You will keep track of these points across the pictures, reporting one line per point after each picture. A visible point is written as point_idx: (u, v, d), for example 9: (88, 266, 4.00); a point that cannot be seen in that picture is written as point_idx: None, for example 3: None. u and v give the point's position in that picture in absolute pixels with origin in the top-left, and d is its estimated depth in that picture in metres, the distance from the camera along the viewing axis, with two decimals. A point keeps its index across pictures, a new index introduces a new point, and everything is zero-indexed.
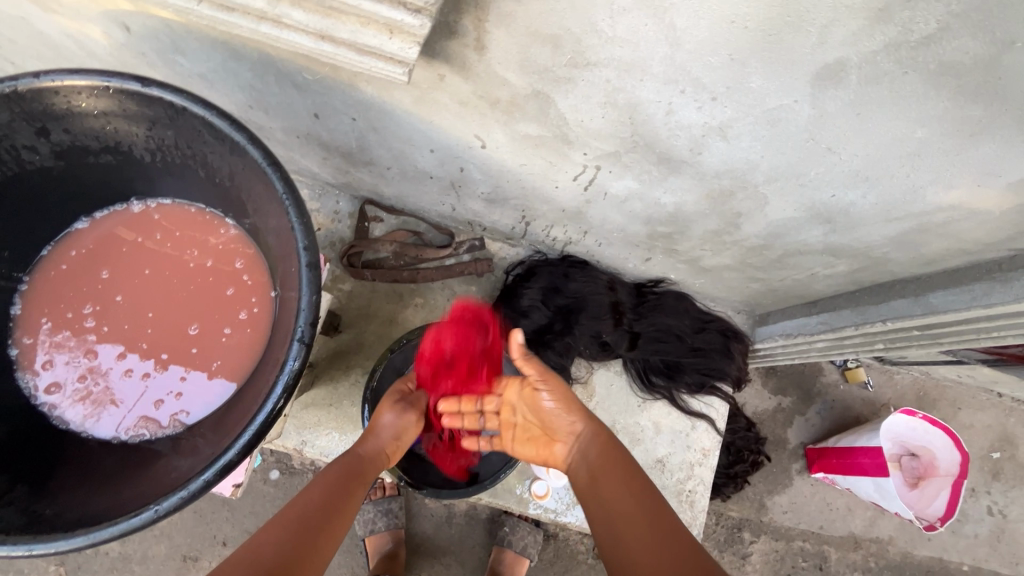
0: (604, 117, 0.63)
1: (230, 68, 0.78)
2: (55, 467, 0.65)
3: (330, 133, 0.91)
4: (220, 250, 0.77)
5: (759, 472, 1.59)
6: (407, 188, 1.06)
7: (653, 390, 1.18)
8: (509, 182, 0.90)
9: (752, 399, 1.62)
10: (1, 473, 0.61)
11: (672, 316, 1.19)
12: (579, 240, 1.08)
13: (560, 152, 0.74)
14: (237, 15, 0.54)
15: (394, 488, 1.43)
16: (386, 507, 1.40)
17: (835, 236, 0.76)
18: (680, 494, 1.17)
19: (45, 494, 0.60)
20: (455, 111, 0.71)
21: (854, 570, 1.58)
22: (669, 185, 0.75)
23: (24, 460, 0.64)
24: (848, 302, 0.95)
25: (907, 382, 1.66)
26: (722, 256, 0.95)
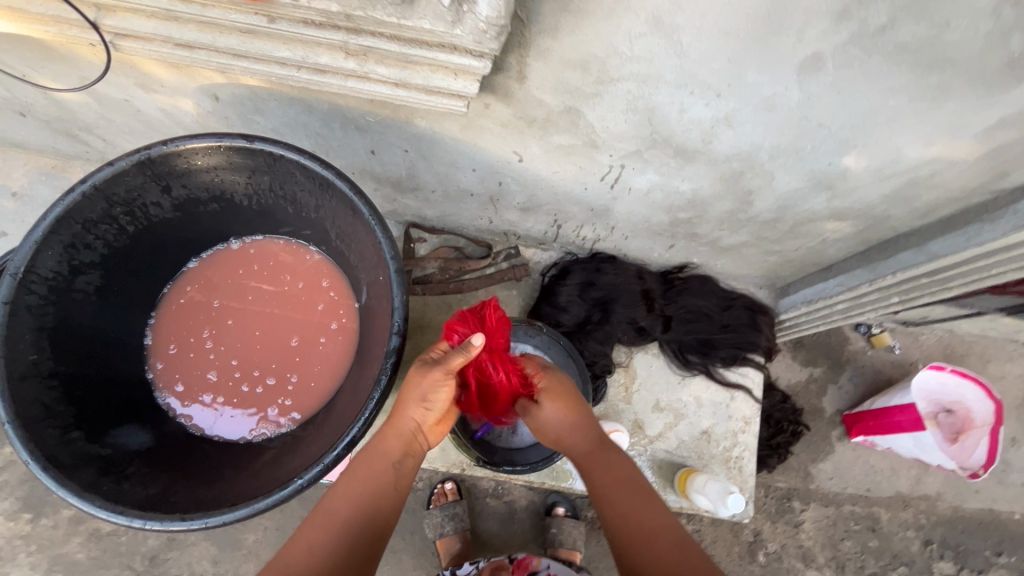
0: (627, 121, 0.75)
1: (301, 120, 0.92)
2: (201, 464, 0.76)
3: (383, 166, 1.04)
4: (308, 272, 0.90)
5: (800, 442, 1.65)
6: (449, 207, 1.19)
7: (690, 367, 1.28)
8: (542, 189, 1.02)
9: (784, 372, 1.70)
10: (163, 470, 0.73)
11: (699, 297, 1.29)
12: (607, 236, 1.19)
13: (589, 156, 0.87)
14: (329, 76, 0.67)
15: (455, 493, 1.50)
16: (452, 511, 1.47)
17: (837, 201, 0.87)
18: (728, 461, 1.25)
19: (201, 483, 0.72)
20: (497, 133, 0.84)
21: (907, 528, 1.63)
22: (687, 174, 0.87)
23: (176, 460, 0.76)
24: (860, 262, 1.05)
25: (932, 341, 1.73)
26: (739, 233, 1.06)
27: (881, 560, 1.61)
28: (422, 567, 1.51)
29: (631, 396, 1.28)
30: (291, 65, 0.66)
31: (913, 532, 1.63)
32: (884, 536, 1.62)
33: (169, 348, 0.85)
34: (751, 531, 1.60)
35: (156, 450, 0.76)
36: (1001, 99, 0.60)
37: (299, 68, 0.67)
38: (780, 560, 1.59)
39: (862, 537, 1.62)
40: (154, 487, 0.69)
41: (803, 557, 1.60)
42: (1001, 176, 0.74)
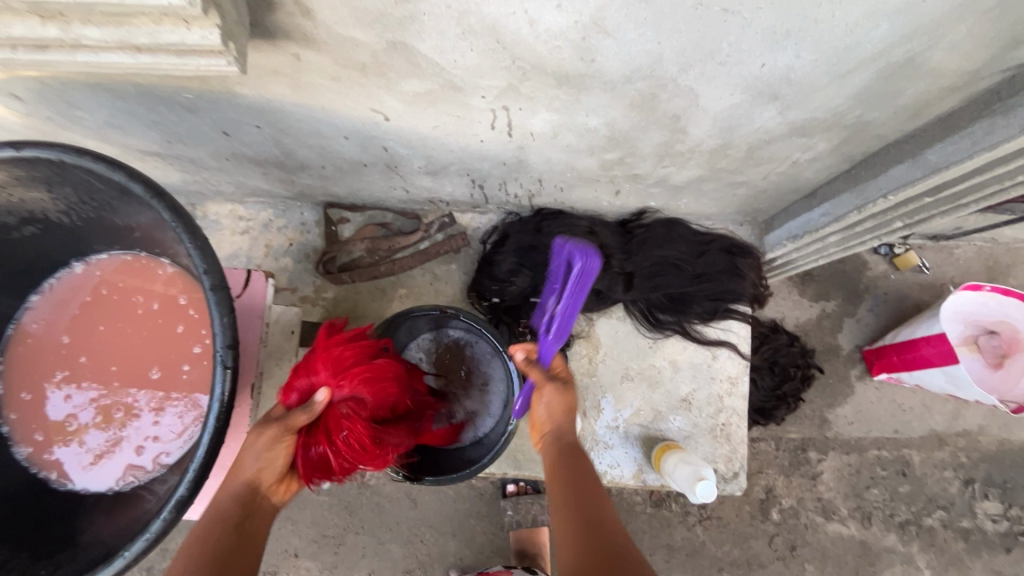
0: (473, 49, 0.55)
1: (123, 109, 0.76)
2: (52, 528, 0.66)
3: (249, 147, 0.88)
4: (161, 290, 0.75)
5: (813, 387, 1.46)
6: (353, 182, 1.02)
7: (662, 327, 1.10)
8: (436, 149, 0.84)
9: (792, 311, 1.48)
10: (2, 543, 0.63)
11: (665, 246, 1.09)
12: (540, 191, 1.00)
13: (459, 102, 0.68)
14: (49, 52, 0.50)
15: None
16: None
17: (793, 112, 0.65)
18: (714, 430, 1.09)
19: (46, 556, 0.63)
20: (335, 89, 0.66)
21: (944, 469, 1.44)
22: (587, 106, 0.66)
23: (20, 527, 0.66)
24: (847, 184, 0.83)
25: (970, 256, 1.47)
26: (689, 168, 0.85)
27: (915, 506, 1.43)
28: (410, 558, 1.44)
29: (596, 367, 1.12)
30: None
31: (951, 472, 1.44)
32: (917, 480, 1.44)
33: (22, 394, 0.76)
34: (763, 488, 1.44)
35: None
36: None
37: (11, 46, 0.50)
38: (796, 516, 1.44)
39: (891, 483, 1.44)
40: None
41: (823, 511, 1.44)
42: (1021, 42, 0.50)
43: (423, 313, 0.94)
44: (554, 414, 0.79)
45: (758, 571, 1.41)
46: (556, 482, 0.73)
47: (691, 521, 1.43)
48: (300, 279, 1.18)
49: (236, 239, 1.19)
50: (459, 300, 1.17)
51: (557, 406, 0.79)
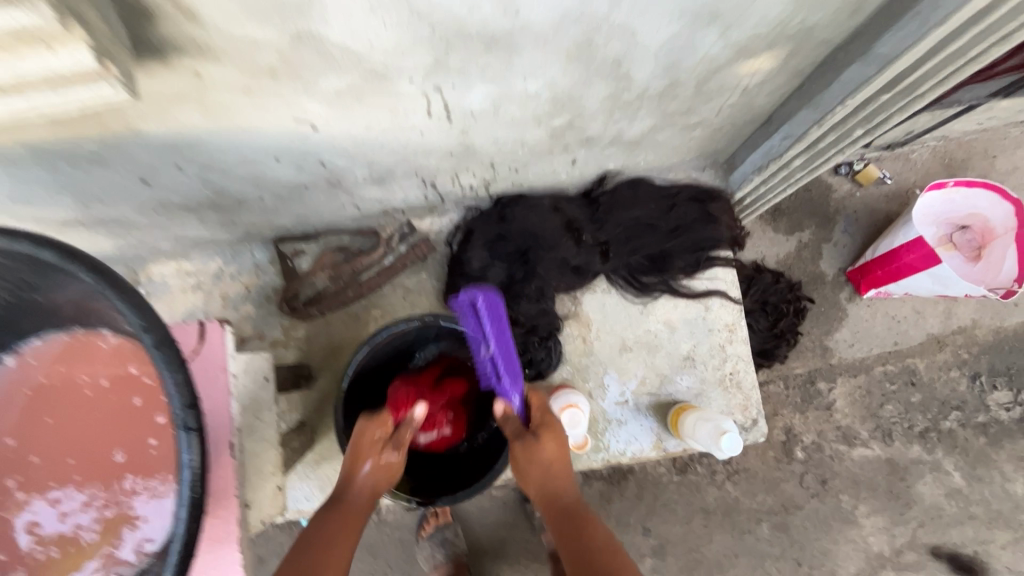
0: (387, 26, 0.50)
1: (22, 177, 0.69)
2: None
3: (175, 192, 0.81)
4: (107, 362, 0.67)
5: (807, 318, 1.45)
6: (298, 209, 0.96)
7: (649, 291, 1.07)
8: (376, 152, 0.78)
9: (771, 248, 1.47)
10: None
11: (634, 207, 1.05)
12: (496, 177, 0.96)
13: (388, 92, 0.62)
14: None
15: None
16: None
17: (735, 32, 0.62)
18: (724, 380, 1.06)
19: None
20: (249, 103, 0.60)
21: (949, 370, 1.44)
22: (523, 69, 0.62)
23: None
24: (801, 101, 0.81)
25: (926, 157, 1.49)
26: (641, 118, 0.81)
27: (930, 412, 1.43)
28: None
29: (592, 345, 1.08)
30: None
31: (956, 371, 1.44)
32: (927, 386, 1.44)
33: None
34: (782, 429, 1.42)
35: None
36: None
37: None
38: (820, 450, 1.42)
39: (903, 395, 1.44)
40: None
41: (844, 438, 1.42)
42: None
43: (398, 327, 0.88)
44: (547, 467, 0.80)
45: (797, 514, 1.38)
46: (569, 544, 0.73)
47: (720, 480, 1.40)
48: (265, 323, 1.10)
49: (189, 296, 1.11)
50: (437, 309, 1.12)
51: (542, 452, 0.80)
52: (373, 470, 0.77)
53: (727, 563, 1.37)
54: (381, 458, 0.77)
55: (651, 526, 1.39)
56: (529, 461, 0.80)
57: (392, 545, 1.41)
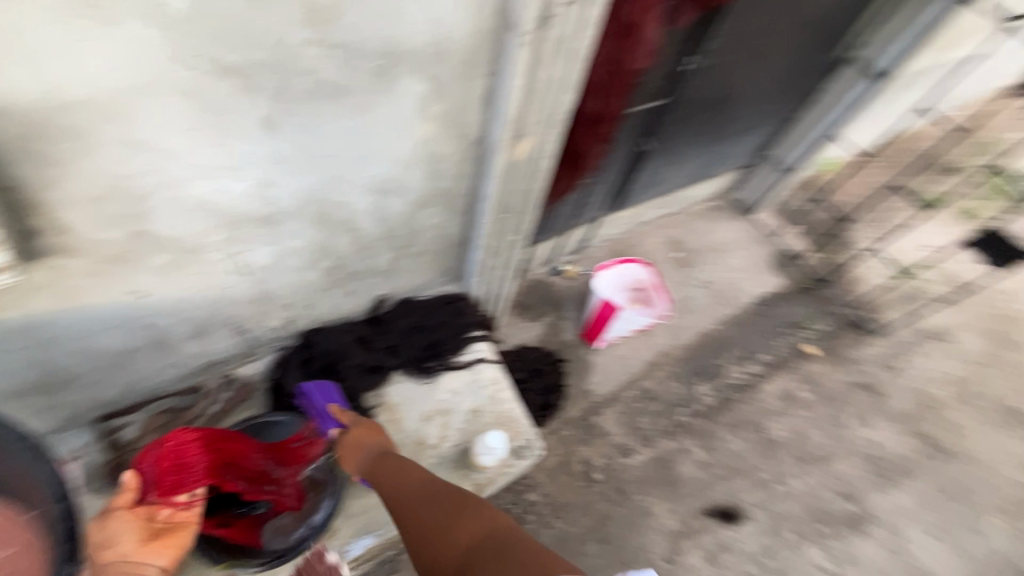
0: (193, 220, 0.89)
1: None
2: None
3: (8, 378, 0.98)
4: None
5: (568, 374, 1.97)
6: (124, 377, 1.16)
7: (432, 371, 1.46)
8: (193, 309, 1.09)
9: (528, 332, 2.02)
10: None
11: (406, 316, 1.48)
12: (293, 315, 1.31)
13: (199, 261, 0.98)
14: None
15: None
16: None
17: (407, 195, 1.14)
18: (502, 417, 1.45)
19: None
20: (93, 284, 0.89)
21: (667, 381, 2.06)
22: (288, 233, 1.04)
23: None
24: (473, 227, 1.38)
25: (602, 253, 2.28)
26: (383, 253, 1.29)
27: (668, 413, 1.99)
28: None
29: (401, 423, 1.39)
30: None
31: (672, 380, 2.06)
32: (659, 397, 2.01)
33: None
34: (579, 461, 1.82)
35: None
36: (405, 90, 0.89)
37: None
38: (610, 467, 1.84)
39: (648, 408, 1.98)
40: None
41: (623, 452, 1.87)
42: (466, 135, 1.07)
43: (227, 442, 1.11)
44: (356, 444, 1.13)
45: (610, 523, 1.73)
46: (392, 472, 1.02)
47: (549, 519, 1.70)
48: (93, 499, 1.17)
49: None
50: None
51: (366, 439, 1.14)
52: (123, 552, 0.91)
53: None
54: (122, 539, 0.93)
55: None
56: (344, 456, 1.13)
57: None
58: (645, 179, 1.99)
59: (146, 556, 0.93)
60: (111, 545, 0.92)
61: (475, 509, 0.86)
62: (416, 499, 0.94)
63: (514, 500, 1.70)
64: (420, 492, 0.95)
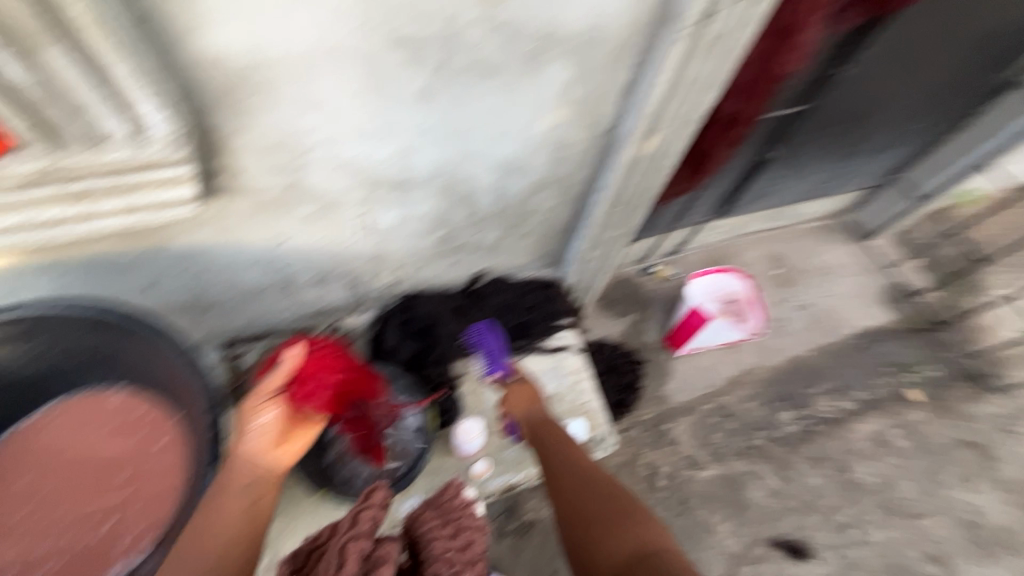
0: (340, 177, 0.96)
1: (63, 284, 0.98)
2: None
3: (167, 296, 1.12)
4: (117, 408, 0.93)
5: (645, 376, 1.95)
6: (253, 310, 1.29)
7: (518, 351, 1.50)
8: (321, 258, 1.18)
9: (611, 328, 2.01)
10: None
11: (500, 294, 1.52)
12: (401, 277, 1.39)
13: (336, 215, 1.06)
14: (62, 226, 0.77)
15: None
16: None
17: (527, 177, 1.17)
18: (580, 407, 1.46)
19: None
20: (249, 224, 1.00)
21: (748, 401, 1.97)
22: (415, 199, 1.10)
23: None
24: (581, 216, 1.38)
25: (697, 259, 2.21)
26: (492, 230, 1.32)
27: (745, 434, 1.91)
28: None
29: (483, 395, 1.44)
30: (21, 229, 0.75)
31: (753, 401, 1.97)
32: (737, 415, 1.94)
33: None
34: (645, 464, 1.81)
35: None
36: (552, 74, 0.90)
37: (30, 229, 0.76)
38: (676, 476, 1.80)
39: (723, 424, 1.92)
40: None
41: (692, 464, 1.83)
42: (598, 124, 1.07)
43: None
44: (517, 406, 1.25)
45: (669, 531, 1.71)
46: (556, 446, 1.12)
47: None
48: None
49: None
50: None
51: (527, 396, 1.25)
52: (253, 446, 0.86)
53: None
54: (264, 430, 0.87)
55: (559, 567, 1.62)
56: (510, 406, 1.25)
57: None
58: (759, 188, 1.89)
59: (278, 456, 0.89)
60: (252, 435, 0.86)
61: (642, 522, 0.91)
62: (582, 483, 1.02)
63: None
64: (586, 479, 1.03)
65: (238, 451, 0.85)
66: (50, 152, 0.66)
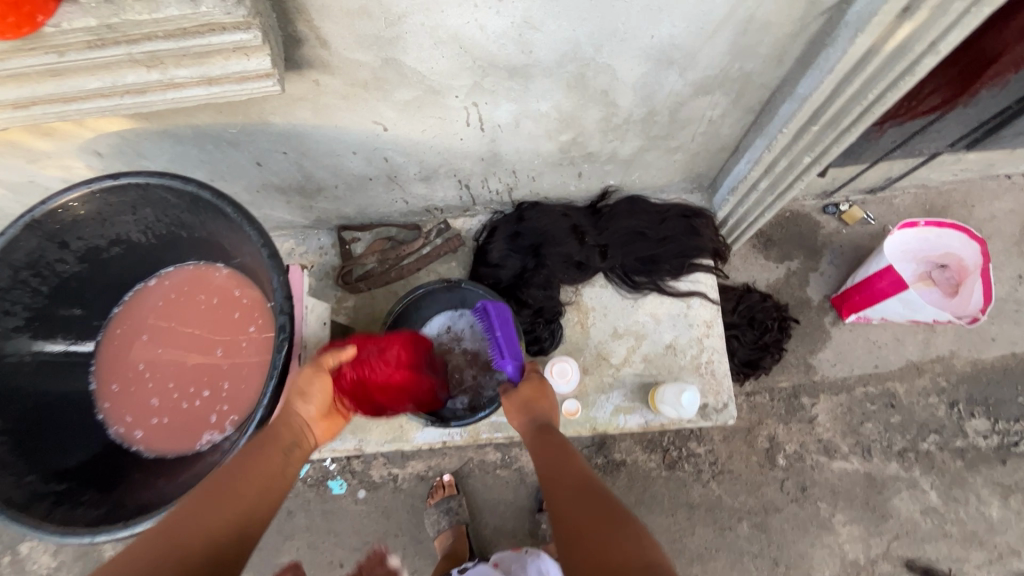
0: (444, 55, 0.77)
1: (181, 153, 0.98)
2: (162, 480, 0.80)
3: (277, 174, 1.09)
4: (219, 285, 0.94)
5: (793, 338, 1.60)
6: (361, 199, 1.22)
7: (639, 287, 1.27)
8: (426, 153, 1.04)
9: (762, 273, 1.65)
10: (102, 506, 0.75)
11: (630, 218, 1.28)
12: (516, 183, 1.20)
13: (440, 104, 0.89)
14: (148, 94, 0.71)
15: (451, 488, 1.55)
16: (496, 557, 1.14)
17: (690, 73, 0.86)
18: (699, 367, 1.24)
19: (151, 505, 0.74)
20: (345, 107, 0.87)
21: (928, 396, 1.55)
22: (535, 93, 0.87)
23: (121, 491, 0.79)
24: (757, 133, 1.03)
25: (908, 202, 1.67)
26: (631, 140, 1.05)
27: (909, 434, 1.53)
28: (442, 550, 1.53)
29: (588, 330, 1.28)
30: (112, 93, 0.71)
31: (935, 397, 1.55)
32: (906, 409, 1.54)
33: (111, 386, 0.92)
34: (766, 437, 1.55)
35: (117, 484, 0.81)
36: None
37: (120, 94, 0.71)
38: (801, 459, 1.53)
39: (882, 416, 1.55)
40: (105, 507, 0.75)
41: (825, 450, 1.53)
42: None
43: (435, 286, 1.13)
44: (528, 405, 0.98)
45: (776, 516, 1.49)
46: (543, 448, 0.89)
47: (705, 478, 1.53)
48: (323, 293, 1.35)
49: None
50: None
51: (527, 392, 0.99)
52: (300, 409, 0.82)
53: (708, 555, 1.49)
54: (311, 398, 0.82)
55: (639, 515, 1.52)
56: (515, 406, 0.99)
57: (404, 510, 1.58)
58: None
59: (318, 429, 0.84)
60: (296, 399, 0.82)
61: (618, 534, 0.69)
62: (566, 490, 0.79)
63: (674, 443, 1.56)
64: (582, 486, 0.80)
65: (291, 407, 0.81)
66: (101, 10, 0.58)
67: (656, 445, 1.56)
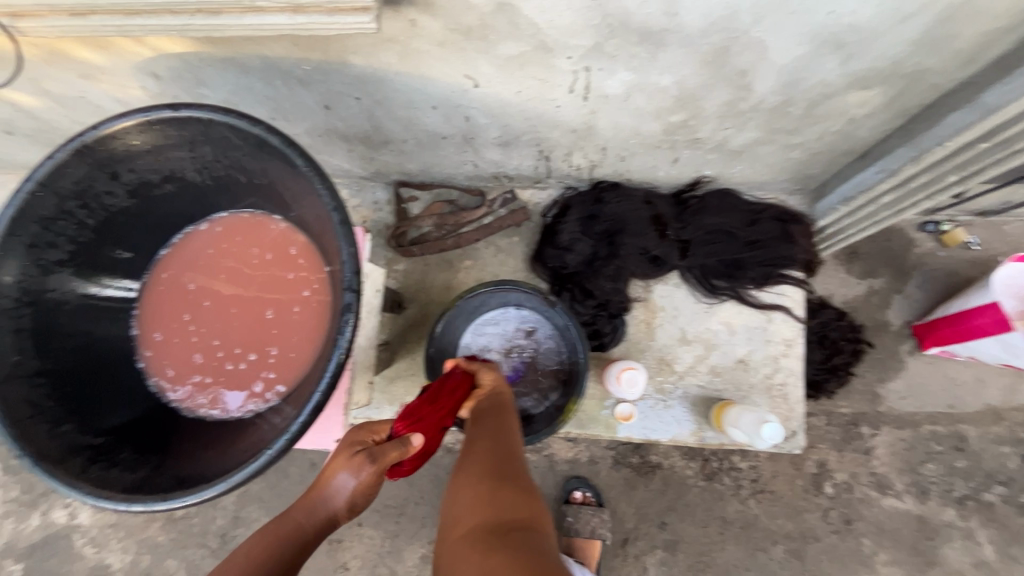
0: (570, 8, 0.64)
1: (245, 85, 0.88)
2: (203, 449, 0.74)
3: (344, 120, 0.98)
4: (274, 239, 0.85)
5: (863, 362, 1.48)
6: (428, 156, 1.11)
7: (718, 293, 1.16)
8: (513, 117, 0.92)
9: (840, 288, 1.51)
10: (142, 468, 0.71)
11: (719, 215, 1.15)
12: (602, 160, 1.08)
13: (547, 64, 0.76)
14: (224, 16, 0.61)
15: None
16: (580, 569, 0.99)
17: (854, 63, 0.71)
18: (771, 389, 1.14)
19: (190, 480, 0.68)
20: (438, 55, 0.75)
21: (1001, 444, 1.43)
22: (662, 64, 0.74)
23: (160, 453, 0.74)
24: (901, 139, 0.89)
25: (1019, 231, 1.49)
26: (748, 130, 0.91)
27: (973, 481, 1.42)
28: None
29: (654, 330, 1.17)
30: (183, 10, 0.61)
31: (1009, 447, 1.43)
32: (975, 455, 1.43)
33: (154, 335, 0.86)
34: (815, 462, 1.46)
35: (155, 444, 0.76)
36: None
37: (191, 12, 0.61)
38: (850, 490, 1.44)
39: (947, 458, 1.44)
40: (143, 471, 0.71)
41: (878, 485, 1.44)
42: None
43: (520, 288, 1.02)
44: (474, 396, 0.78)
45: (813, 544, 1.43)
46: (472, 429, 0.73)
47: (743, 495, 1.46)
48: (373, 252, 1.26)
49: None
50: (520, 271, 1.23)
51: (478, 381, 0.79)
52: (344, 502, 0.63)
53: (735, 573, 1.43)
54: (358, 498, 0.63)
55: (668, 521, 1.46)
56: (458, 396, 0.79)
57: (427, 480, 1.54)
58: None
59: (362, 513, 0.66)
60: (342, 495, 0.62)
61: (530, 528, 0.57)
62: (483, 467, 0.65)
63: (716, 454, 1.47)
64: (504, 447, 0.69)
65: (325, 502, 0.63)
66: None
67: (696, 453, 1.48)
